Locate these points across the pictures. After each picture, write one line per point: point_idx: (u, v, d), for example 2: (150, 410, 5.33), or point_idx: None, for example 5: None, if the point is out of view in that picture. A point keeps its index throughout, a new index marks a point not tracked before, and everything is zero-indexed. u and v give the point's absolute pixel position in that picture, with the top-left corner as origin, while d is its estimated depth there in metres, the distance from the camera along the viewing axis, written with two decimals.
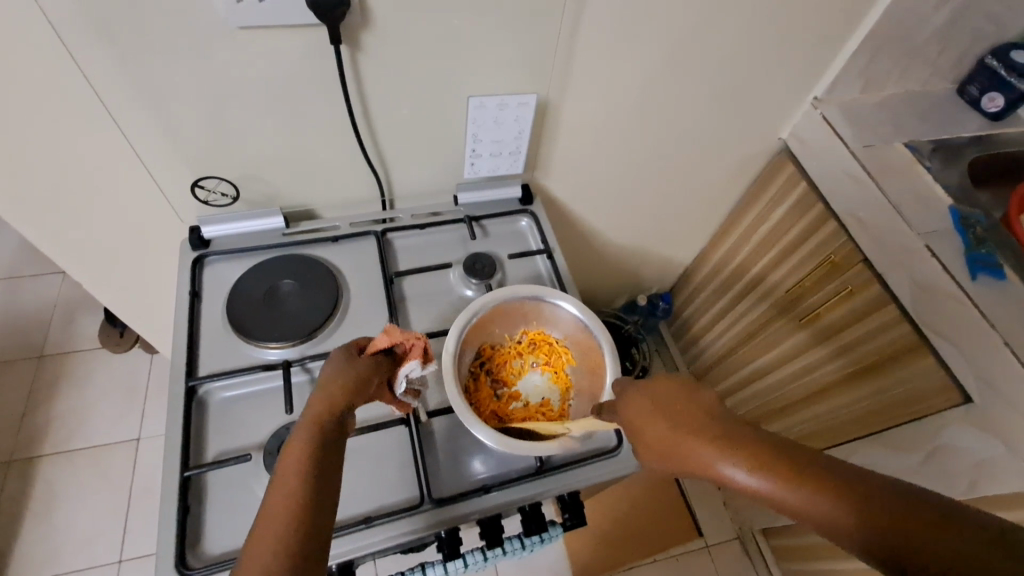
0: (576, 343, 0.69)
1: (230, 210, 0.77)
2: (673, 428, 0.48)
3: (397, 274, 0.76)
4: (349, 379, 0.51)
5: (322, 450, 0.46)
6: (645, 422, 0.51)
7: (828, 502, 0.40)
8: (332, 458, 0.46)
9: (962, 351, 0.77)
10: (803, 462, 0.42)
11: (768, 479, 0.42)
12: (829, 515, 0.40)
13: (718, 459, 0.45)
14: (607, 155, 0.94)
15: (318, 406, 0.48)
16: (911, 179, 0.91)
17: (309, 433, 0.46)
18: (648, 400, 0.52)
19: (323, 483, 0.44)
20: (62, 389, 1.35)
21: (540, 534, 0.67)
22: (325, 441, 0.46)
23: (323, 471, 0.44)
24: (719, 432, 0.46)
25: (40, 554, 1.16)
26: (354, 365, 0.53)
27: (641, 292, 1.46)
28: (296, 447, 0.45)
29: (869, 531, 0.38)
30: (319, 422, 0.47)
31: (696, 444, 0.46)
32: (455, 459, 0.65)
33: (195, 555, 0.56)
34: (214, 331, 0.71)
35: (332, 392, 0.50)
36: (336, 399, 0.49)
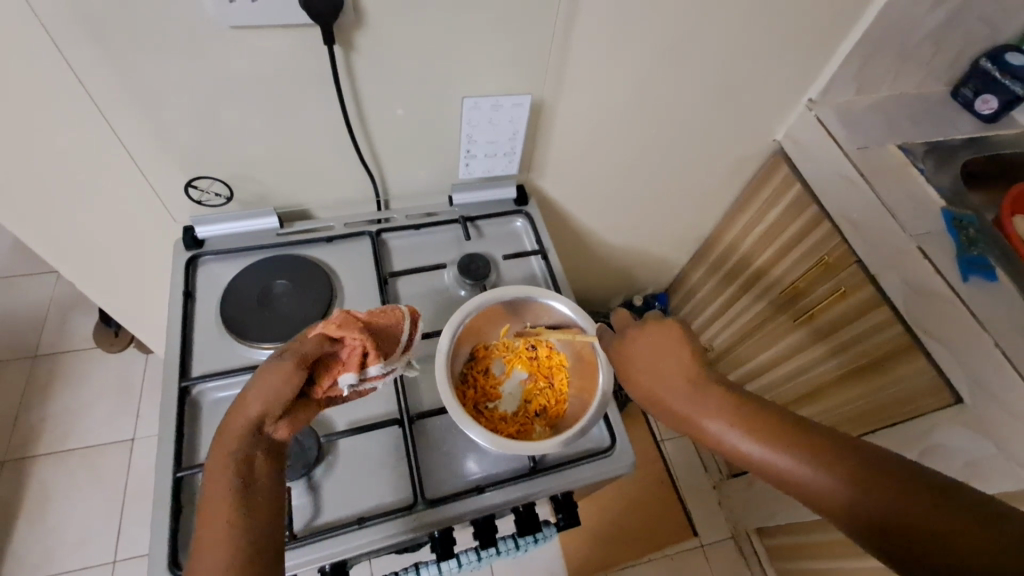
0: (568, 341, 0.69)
1: (224, 210, 0.77)
2: (671, 388, 0.51)
3: (392, 274, 0.77)
4: (269, 382, 0.45)
5: (252, 471, 0.42)
6: (644, 381, 0.53)
7: (817, 472, 0.43)
8: (267, 473, 0.43)
9: (954, 352, 0.77)
10: (802, 437, 0.45)
11: (771, 453, 0.45)
12: (827, 497, 0.43)
13: (715, 422, 0.48)
14: (603, 156, 0.95)
15: (236, 426, 0.43)
16: (903, 180, 0.91)
17: (235, 458, 0.42)
18: (652, 356, 0.54)
19: (257, 504, 0.41)
20: (58, 388, 1.35)
21: (533, 534, 0.68)
22: (256, 461, 0.43)
23: (256, 492, 0.41)
24: (718, 396, 0.49)
25: (33, 555, 1.16)
26: (276, 373, 0.46)
27: (637, 292, 1.47)
28: (220, 475, 0.41)
29: (866, 515, 0.41)
30: (242, 439, 0.43)
31: (691, 404, 0.49)
32: (448, 459, 0.65)
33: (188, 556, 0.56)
34: (207, 331, 0.71)
35: (249, 404, 0.44)
36: (258, 411, 0.44)
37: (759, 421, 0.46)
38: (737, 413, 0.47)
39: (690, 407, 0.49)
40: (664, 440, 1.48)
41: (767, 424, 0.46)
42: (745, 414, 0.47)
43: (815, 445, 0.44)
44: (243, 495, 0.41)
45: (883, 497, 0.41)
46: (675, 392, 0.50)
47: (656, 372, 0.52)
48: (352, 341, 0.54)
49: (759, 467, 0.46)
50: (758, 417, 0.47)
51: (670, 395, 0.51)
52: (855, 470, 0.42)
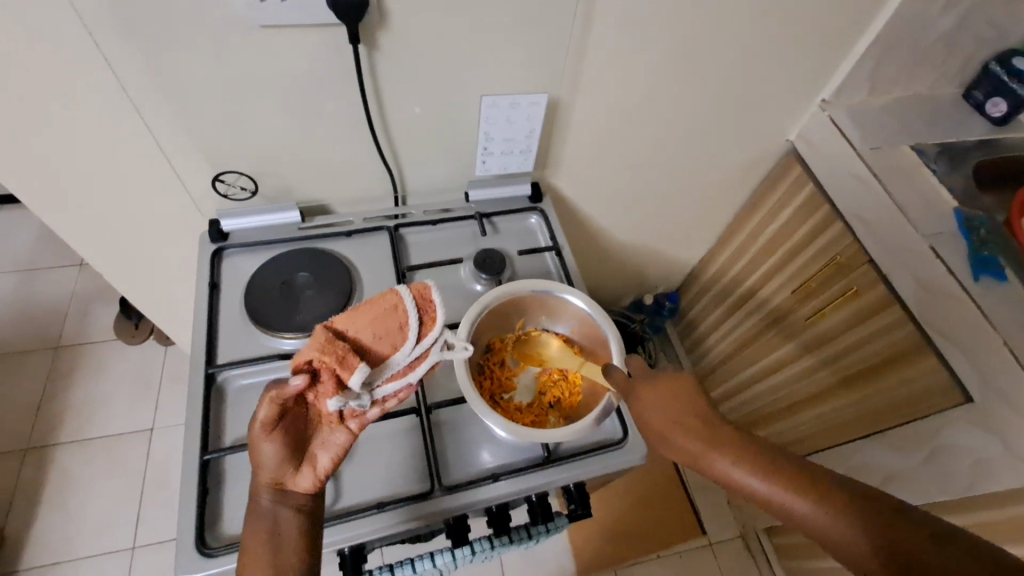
0: (583, 334, 0.70)
1: (248, 204, 0.79)
2: (681, 428, 0.52)
3: (409, 268, 0.78)
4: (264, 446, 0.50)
5: (279, 523, 0.49)
6: (656, 419, 0.54)
7: (835, 516, 0.44)
8: (295, 524, 0.49)
9: (966, 352, 0.78)
10: (814, 480, 0.46)
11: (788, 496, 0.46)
12: (839, 535, 0.44)
13: (729, 464, 0.49)
14: (616, 156, 0.96)
15: (260, 489, 0.50)
16: (916, 181, 0.92)
17: (263, 516, 0.49)
18: (659, 395, 0.55)
19: (288, 553, 0.47)
20: (79, 379, 1.38)
21: (546, 524, 0.69)
22: (283, 515, 0.49)
23: (285, 543, 0.48)
24: (728, 437, 0.50)
25: (56, 540, 1.19)
26: (267, 439, 0.51)
27: (647, 292, 1.48)
28: (254, 530, 0.48)
29: (880, 551, 0.42)
30: (268, 498, 0.50)
31: (703, 446, 0.50)
32: (464, 448, 0.67)
33: (213, 535, 0.57)
34: (232, 321, 0.73)
35: (262, 469, 0.50)
36: (271, 474, 0.50)
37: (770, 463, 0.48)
38: (750, 456, 0.48)
39: (700, 443, 0.50)
40: None
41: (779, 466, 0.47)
42: (751, 451, 0.49)
43: (829, 487, 0.46)
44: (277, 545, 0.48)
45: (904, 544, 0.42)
46: (685, 433, 0.51)
47: (666, 411, 0.53)
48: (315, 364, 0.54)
49: (769, 505, 0.47)
50: (765, 453, 0.49)
51: (680, 436, 0.52)
52: (859, 507, 0.44)
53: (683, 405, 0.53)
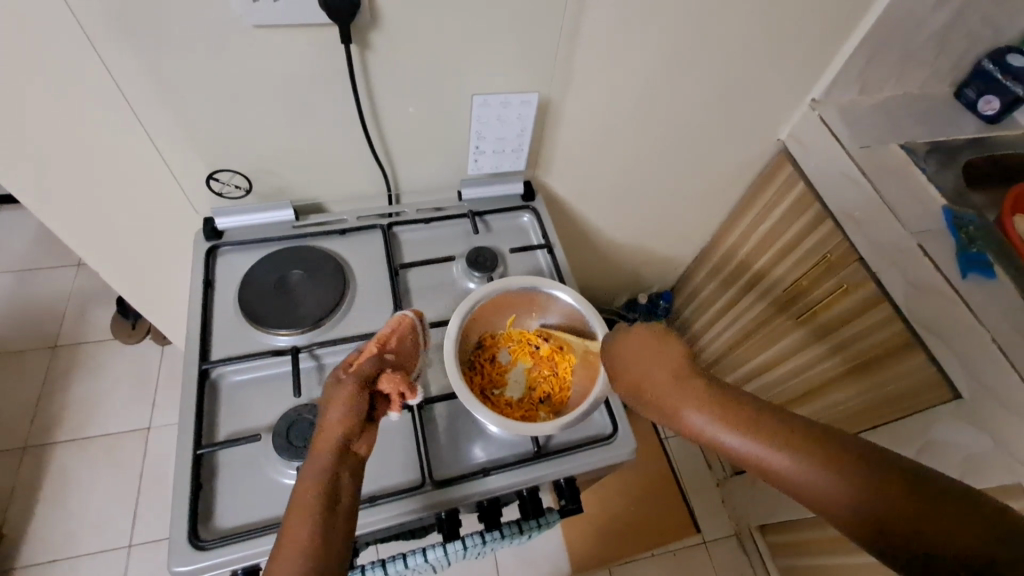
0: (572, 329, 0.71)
1: (242, 203, 0.80)
2: (662, 389, 0.53)
3: (402, 266, 0.79)
4: (350, 403, 0.52)
5: (335, 481, 0.47)
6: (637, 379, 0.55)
7: (818, 471, 0.44)
8: (351, 489, 0.48)
9: (954, 348, 0.79)
10: (797, 435, 0.46)
11: (770, 452, 0.45)
12: (819, 489, 0.44)
13: (709, 423, 0.49)
14: (608, 154, 0.97)
15: (326, 444, 0.49)
16: (905, 179, 0.93)
17: (320, 473, 0.47)
18: (643, 352, 0.56)
19: (337, 514, 0.46)
20: (76, 378, 1.38)
21: (537, 520, 0.70)
22: (341, 475, 0.48)
23: (339, 504, 0.46)
24: (709, 395, 0.50)
25: (53, 537, 1.19)
26: (354, 396, 0.52)
27: (642, 291, 1.49)
28: (308, 483, 0.47)
29: (863, 504, 0.42)
30: (329, 455, 0.48)
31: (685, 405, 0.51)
32: (456, 444, 0.67)
33: (206, 529, 0.57)
34: (225, 318, 0.73)
35: (333, 425, 0.50)
36: (344, 431, 0.50)
37: (751, 420, 0.47)
38: (730, 413, 0.48)
39: (683, 403, 0.51)
40: (668, 438, 1.49)
41: (761, 423, 0.47)
42: (733, 410, 0.49)
43: (811, 442, 0.45)
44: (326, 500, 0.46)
45: (886, 499, 0.42)
46: (666, 393, 0.52)
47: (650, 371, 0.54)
48: (388, 388, 0.57)
49: (751, 462, 0.47)
50: (744, 409, 0.48)
51: (662, 396, 0.52)
52: (843, 460, 0.44)
53: (664, 365, 0.54)
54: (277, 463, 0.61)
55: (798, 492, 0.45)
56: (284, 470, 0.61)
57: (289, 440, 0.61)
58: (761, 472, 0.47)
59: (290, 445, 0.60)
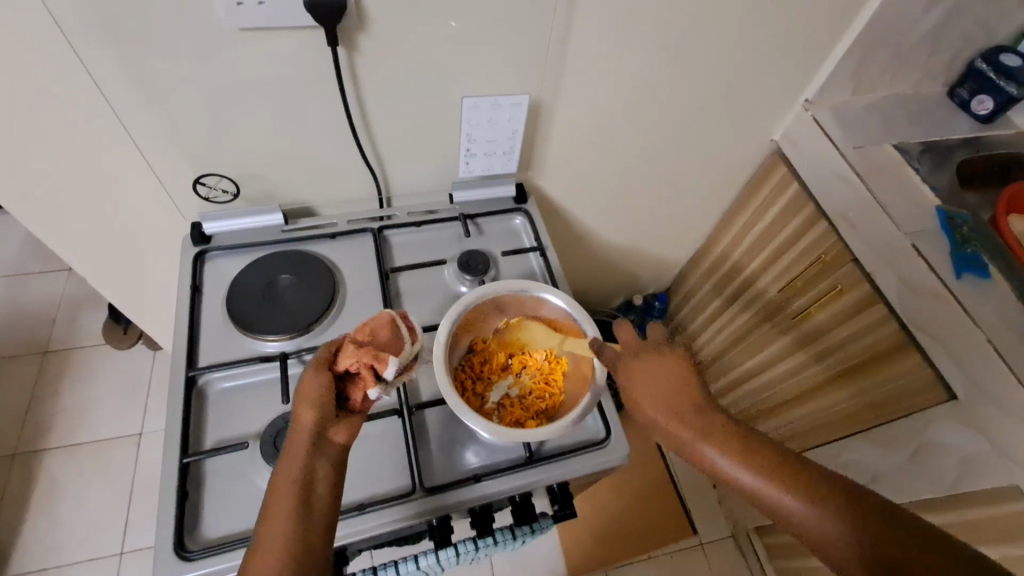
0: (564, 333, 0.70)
1: (230, 207, 0.79)
2: (675, 414, 0.54)
3: (393, 270, 0.78)
4: (314, 397, 0.52)
5: (309, 476, 0.48)
6: (648, 401, 0.55)
7: (814, 509, 0.47)
8: (323, 479, 0.48)
9: (949, 349, 0.79)
10: (794, 473, 0.49)
11: (770, 487, 0.49)
12: (813, 524, 0.47)
13: (718, 454, 0.51)
14: (601, 155, 0.96)
15: (299, 439, 0.49)
16: (899, 179, 0.93)
17: (294, 470, 0.48)
18: (655, 376, 0.56)
19: (310, 510, 0.47)
20: (67, 384, 1.37)
21: (530, 525, 0.69)
22: (316, 468, 0.48)
23: (315, 498, 0.47)
24: (718, 427, 0.52)
25: (43, 546, 1.18)
26: (316, 389, 0.52)
27: (638, 292, 1.48)
28: (281, 484, 0.47)
29: (851, 542, 0.45)
30: (301, 454, 0.49)
31: (694, 432, 0.52)
32: (447, 450, 0.66)
33: (193, 538, 0.56)
34: (213, 324, 0.71)
35: (303, 420, 0.51)
36: (313, 422, 0.50)
37: (756, 456, 0.50)
38: (737, 447, 0.51)
39: (694, 432, 0.52)
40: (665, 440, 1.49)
41: (764, 460, 0.50)
42: (739, 443, 0.51)
43: (807, 483, 0.48)
44: (298, 495, 0.47)
45: (872, 538, 0.45)
46: (678, 418, 0.53)
47: (661, 395, 0.55)
48: (351, 364, 0.55)
49: (753, 494, 0.50)
50: (749, 443, 0.51)
51: (673, 421, 0.54)
52: (835, 501, 0.47)
53: (677, 390, 0.55)
54: (265, 471, 0.60)
55: (796, 526, 0.48)
56: None
57: (277, 447, 0.60)
58: (761, 503, 0.50)
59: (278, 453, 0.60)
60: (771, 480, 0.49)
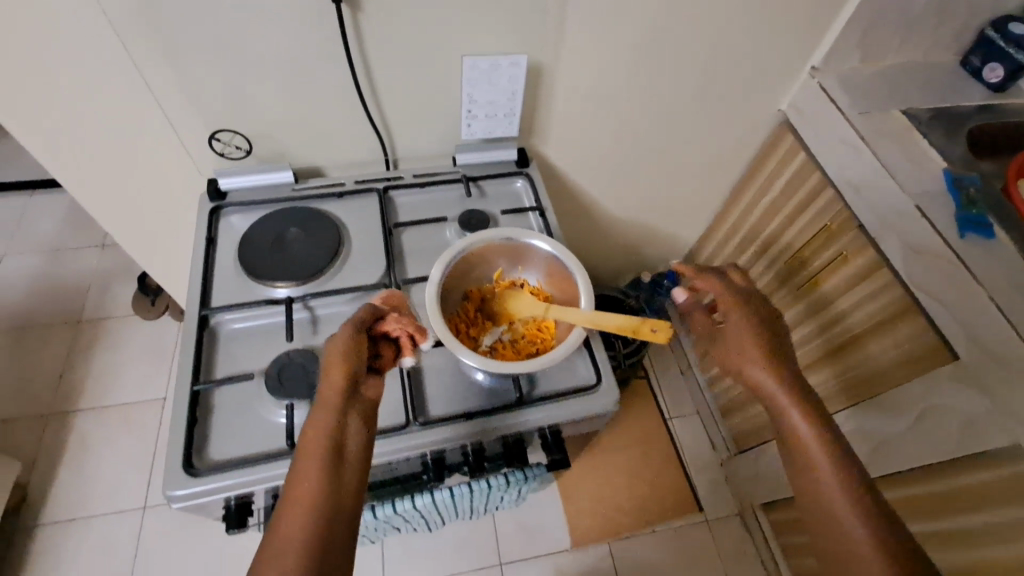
0: (555, 280, 0.71)
1: (244, 164, 0.83)
2: (756, 345, 0.61)
3: (396, 226, 0.81)
4: (350, 354, 0.54)
5: (343, 427, 0.50)
6: (734, 328, 0.63)
7: (828, 464, 0.54)
8: (357, 437, 0.50)
9: (952, 310, 0.78)
10: (831, 439, 0.55)
11: (804, 432, 0.56)
12: (820, 470, 0.54)
13: (776, 389, 0.58)
14: (603, 123, 0.98)
15: (334, 393, 0.51)
16: (906, 144, 0.91)
17: (330, 420, 0.50)
18: (750, 317, 0.64)
19: (346, 466, 0.48)
20: (98, 349, 1.45)
21: (523, 471, 0.77)
22: (351, 423, 0.51)
23: (348, 454, 0.49)
24: (789, 376, 0.59)
25: (73, 497, 1.25)
26: (354, 346, 0.55)
27: (647, 269, 1.49)
28: (318, 436, 0.49)
29: (846, 499, 0.52)
30: (337, 411, 0.50)
31: (763, 366, 0.59)
32: (441, 391, 0.69)
33: (201, 459, 0.60)
34: (225, 272, 0.76)
35: (338, 375, 0.52)
36: (350, 377, 0.53)
37: (807, 408, 0.57)
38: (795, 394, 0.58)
39: (765, 367, 0.59)
40: (672, 418, 1.49)
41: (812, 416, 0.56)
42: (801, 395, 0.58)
43: (836, 451, 0.54)
44: (335, 450, 0.48)
45: (863, 506, 0.51)
46: (757, 351, 0.61)
47: (749, 330, 0.62)
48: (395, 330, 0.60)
49: (788, 430, 0.57)
50: (809, 401, 0.58)
51: (749, 350, 0.61)
52: (848, 471, 0.53)
53: (767, 334, 0.62)
54: (270, 404, 0.64)
55: (805, 465, 0.55)
56: (275, 409, 0.64)
57: (281, 380, 0.64)
58: (788, 438, 0.57)
59: (282, 384, 0.64)
60: (808, 427, 0.56)
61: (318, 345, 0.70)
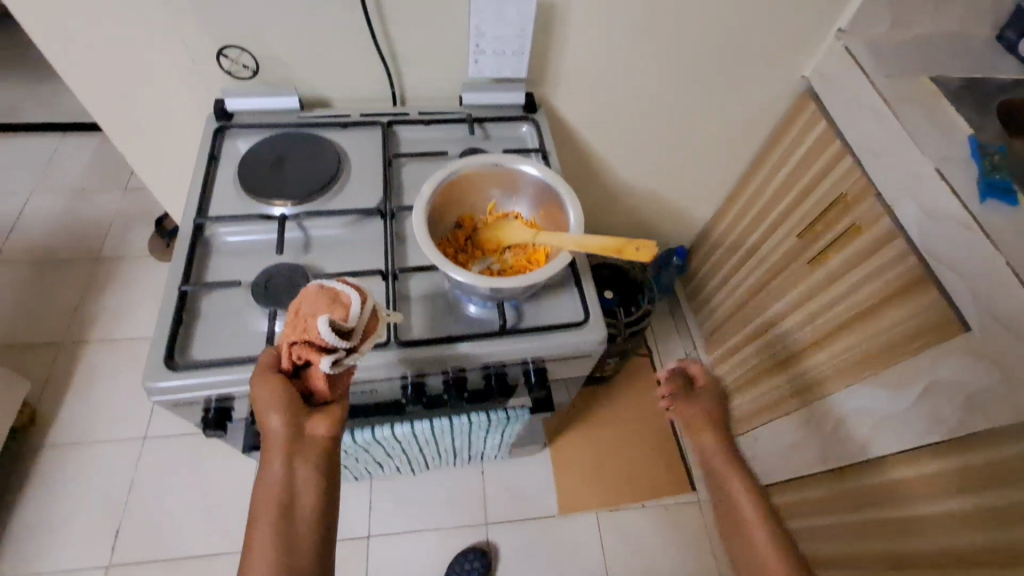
0: (546, 208, 0.71)
1: (251, 86, 0.83)
2: (706, 423, 0.67)
3: (396, 156, 0.81)
4: (275, 401, 0.50)
5: (294, 480, 0.48)
6: (689, 407, 0.69)
7: (762, 529, 0.57)
8: (305, 484, 0.48)
9: (966, 279, 0.75)
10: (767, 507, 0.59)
11: (743, 499, 0.60)
12: (755, 535, 0.57)
13: (720, 462, 0.64)
14: (616, 76, 0.96)
15: (273, 445, 0.49)
16: (933, 110, 0.87)
17: (277, 476, 0.47)
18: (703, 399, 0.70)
19: (297, 519, 0.47)
20: (113, 286, 1.49)
21: (505, 411, 0.78)
22: (297, 474, 0.48)
23: (298, 506, 0.47)
24: (732, 453, 0.64)
25: (78, 421, 1.29)
26: (272, 393, 0.51)
27: (657, 244, 1.46)
28: (266, 494, 0.47)
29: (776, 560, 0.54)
30: (278, 464, 0.48)
31: (712, 442, 0.65)
32: (424, 315, 0.68)
33: (182, 356, 0.61)
34: (224, 188, 0.76)
35: (273, 426, 0.50)
36: (283, 422, 0.50)
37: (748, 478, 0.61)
38: (736, 467, 0.62)
39: (714, 443, 0.65)
40: None
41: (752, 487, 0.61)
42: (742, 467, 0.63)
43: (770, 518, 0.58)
44: (283, 504, 0.47)
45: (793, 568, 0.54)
46: (706, 429, 0.67)
47: (700, 410, 0.69)
48: (296, 353, 0.52)
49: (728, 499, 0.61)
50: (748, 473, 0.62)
51: (700, 427, 0.67)
52: (779, 537, 0.56)
53: (716, 415, 0.68)
54: (256, 313, 0.65)
55: (743, 530, 0.58)
56: (259, 317, 0.65)
57: (267, 288, 0.65)
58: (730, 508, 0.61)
59: (268, 292, 0.65)
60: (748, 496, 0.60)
61: (308, 262, 0.71)
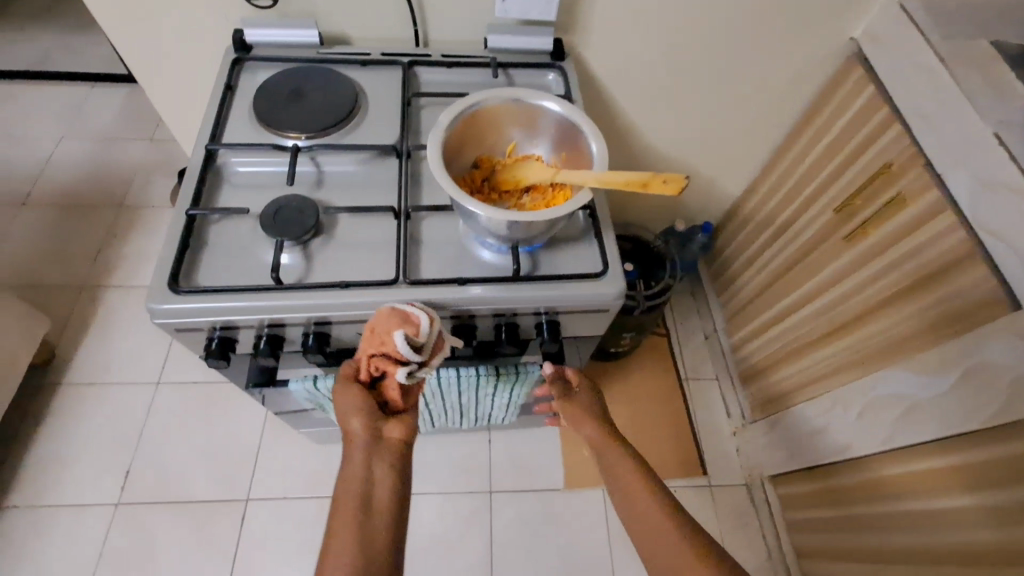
0: (566, 149, 0.67)
1: (271, 18, 0.81)
2: (588, 420, 0.68)
3: (415, 96, 0.78)
4: (357, 408, 0.56)
5: (373, 478, 0.53)
6: (574, 408, 0.70)
7: (655, 507, 0.57)
8: (384, 481, 0.53)
9: (1020, 253, 0.69)
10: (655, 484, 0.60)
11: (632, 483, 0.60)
12: (649, 515, 0.57)
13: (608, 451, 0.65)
14: (649, 27, 0.91)
15: (355, 447, 0.55)
16: (995, 72, 0.80)
17: (360, 471, 0.53)
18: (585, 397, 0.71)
19: (376, 511, 0.50)
20: (133, 233, 1.50)
21: (515, 367, 0.74)
22: (375, 473, 0.53)
23: (375, 501, 0.51)
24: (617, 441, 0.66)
25: (94, 362, 1.31)
26: (354, 401, 0.57)
27: (682, 218, 1.41)
28: (347, 489, 0.52)
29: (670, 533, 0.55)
30: (360, 463, 0.53)
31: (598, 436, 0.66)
32: (436, 256, 0.65)
33: (186, 281, 0.60)
34: (239, 119, 0.74)
35: (355, 432, 0.56)
36: (365, 428, 0.56)
37: (631, 461, 0.63)
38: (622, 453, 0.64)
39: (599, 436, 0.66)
40: (687, 378, 1.45)
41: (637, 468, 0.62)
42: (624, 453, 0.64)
43: (658, 492, 0.59)
44: (364, 497, 0.51)
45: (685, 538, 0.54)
46: (589, 424, 0.68)
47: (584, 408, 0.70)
48: (374, 367, 0.58)
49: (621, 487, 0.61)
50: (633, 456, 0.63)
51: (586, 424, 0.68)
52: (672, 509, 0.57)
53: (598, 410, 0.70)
54: (263, 242, 0.63)
55: (636, 516, 0.58)
56: (267, 247, 0.63)
57: (275, 219, 0.63)
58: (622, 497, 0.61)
59: (275, 222, 0.63)
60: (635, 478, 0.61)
61: (319, 197, 0.69)
